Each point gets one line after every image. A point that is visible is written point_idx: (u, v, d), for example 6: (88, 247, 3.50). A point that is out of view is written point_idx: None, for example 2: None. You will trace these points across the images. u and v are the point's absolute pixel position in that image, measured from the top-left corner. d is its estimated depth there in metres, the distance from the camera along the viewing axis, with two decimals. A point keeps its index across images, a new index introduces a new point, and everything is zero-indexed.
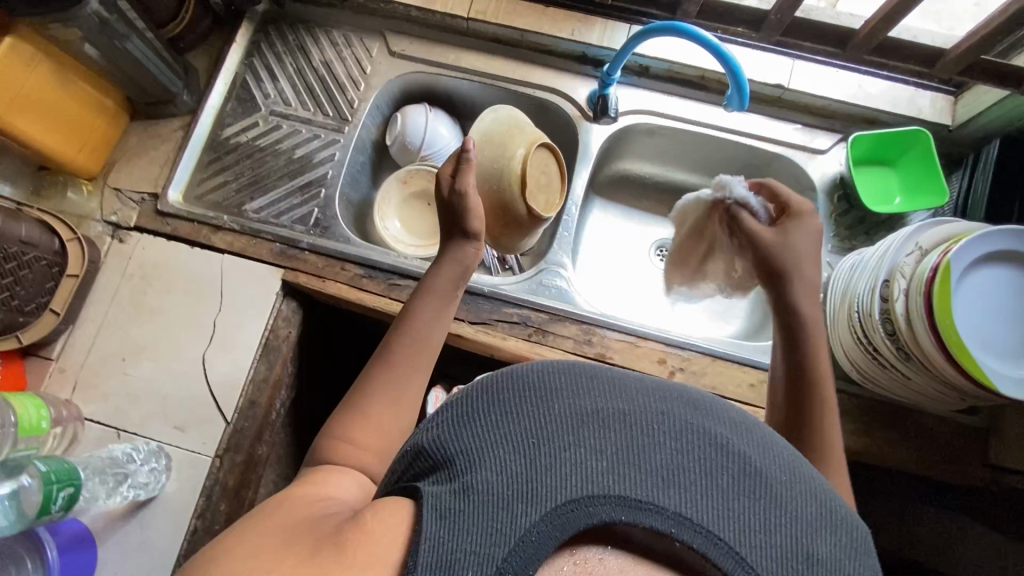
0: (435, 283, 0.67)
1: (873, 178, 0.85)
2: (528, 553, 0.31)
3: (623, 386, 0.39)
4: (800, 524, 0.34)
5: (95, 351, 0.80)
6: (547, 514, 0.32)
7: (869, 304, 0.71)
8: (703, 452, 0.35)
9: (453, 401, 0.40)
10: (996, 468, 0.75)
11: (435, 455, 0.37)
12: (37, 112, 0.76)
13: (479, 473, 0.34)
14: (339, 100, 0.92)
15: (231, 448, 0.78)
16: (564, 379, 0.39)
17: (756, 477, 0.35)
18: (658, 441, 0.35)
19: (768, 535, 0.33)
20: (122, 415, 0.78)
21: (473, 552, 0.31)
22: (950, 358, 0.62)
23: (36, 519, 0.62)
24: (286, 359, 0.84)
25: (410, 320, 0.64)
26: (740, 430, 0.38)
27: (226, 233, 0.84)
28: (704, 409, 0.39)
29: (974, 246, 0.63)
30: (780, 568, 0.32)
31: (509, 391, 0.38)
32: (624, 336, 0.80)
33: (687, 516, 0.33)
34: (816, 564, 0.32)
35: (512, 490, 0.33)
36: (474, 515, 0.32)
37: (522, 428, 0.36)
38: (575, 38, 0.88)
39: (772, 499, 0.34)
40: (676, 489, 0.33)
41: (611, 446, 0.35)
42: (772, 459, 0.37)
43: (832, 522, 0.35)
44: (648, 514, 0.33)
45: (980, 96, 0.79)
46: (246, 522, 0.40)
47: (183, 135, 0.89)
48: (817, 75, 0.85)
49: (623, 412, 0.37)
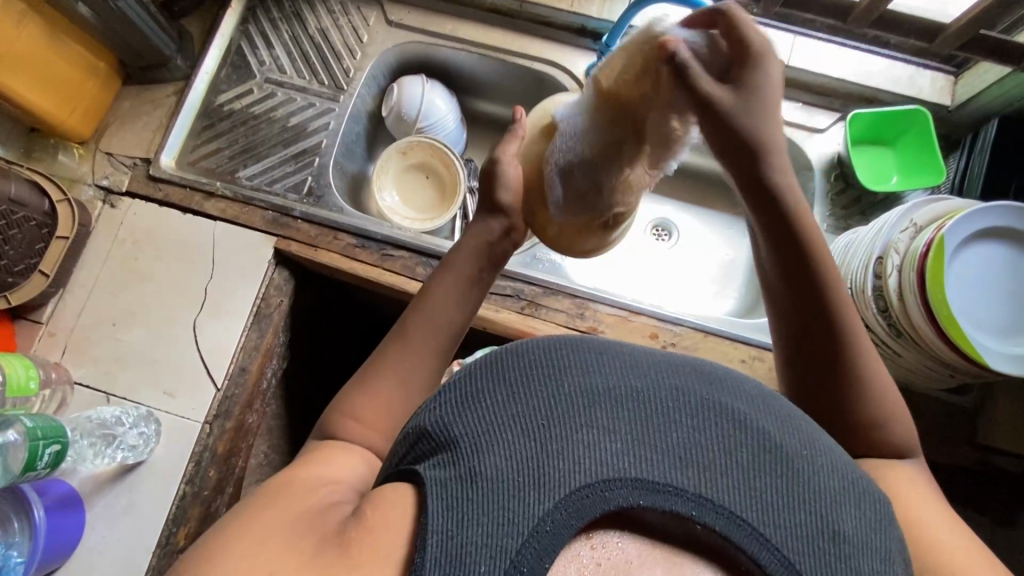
0: (459, 260, 0.62)
1: (870, 158, 0.85)
2: (543, 542, 0.32)
3: (635, 363, 0.39)
4: (824, 500, 0.34)
5: (85, 315, 0.80)
6: (561, 500, 0.33)
7: (863, 281, 0.71)
8: (722, 430, 0.36)
9: (457, 380, 0.41)
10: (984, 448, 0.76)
11: (438, 436, 0.37)
12: (26, 70, 0.75)
13: (488, 458, 0.34)
14: (335, 68, 0.91)
15: (221, 415, 0.78)
16: (571, 358, 0.39)
17: (775, 453, 0.36)
18: (675, 420, 0.36)
19: (792, 514, 0.34)
20: (112, 379, 0.78)
21: (484, 544, 0.31)
22: (941, 333, 0.62)
23: (20, 476, 0.59)
24: (278, 327, 0.83)
25: (427, 303, 0.59)
26: (757, 405, 0.38)
27: (219, 200, 0.84)
28: (718, 386, 0.39)
29: (969, 222, 0.63)
30: (805, 545, 0.33)
31: (514, 370, 0.39)
32: (617, 310, 0.80)
33: (708, 498, 0.33)
34: (842, 541, 0.33)
35: (523, 477, 0.33)
36: (483, 504, 0.33)
37: (531, 410, 0.36)
38: (575, 10, 0.88)
39: (793, 476, 0.35)
40: (695, 470, 0.34)
41: (625, 426, 0.36)
42: (792, 432, 0.37)
43: (856, 495, 0.36)
44: (668, 497, 0.33)
45: (981, 75, 0.79)
46: (248, 514, 0.40)
47: (177, 101, 0.88)
48: (818, 52, 0.84)
49: (634, 393, 0.37)
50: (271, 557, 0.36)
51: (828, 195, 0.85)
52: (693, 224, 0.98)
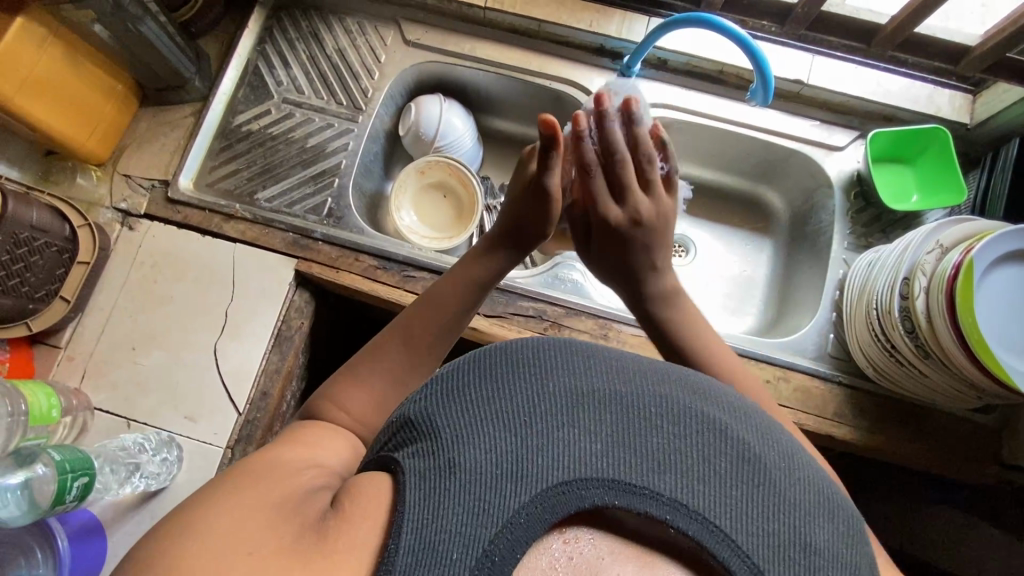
0: (461, 271, 0.63)
1: (890, 176, 0.85)
2: (514, 535, 0.31)
3: (623, 368, 0.39)
4: (800, 512, 0.34)
5: (105, 339, 0.79)
6: (536, 495, 0.32)
7: (889, 302, 0.71)
8: (705, 437, 0.35)
9: (444, 373, 0.40)
10: (1010, 468, 0.76)
11: (421, 426, 0.36)
12: (48, 96, 0.75)
13: (468, 450, 0.33)
14: (352, 88, 0.91)
15: (243, 439, 0.77)
16: (559, 358, 0.39)
17: (755, 463, 0.35)
18: (657, 425, 0.35)
19: (766, 522, 0.33)
20: (133, 405, 0.77)
21: (455, 534, 0.31)
22: (971, 355, 0.62)
23: (50, 510, 0.58)
24: (299, 349, 0.83)
25: (427, 308, 0.60)
26: (740, 415, 0.38)
27: (239, 222, 0.83)
28: (703, 395, 0.38)
29: (997, 244, 0.63)
30: (777, 556, 0.32)
31: (501, 367, 0.38)
32: (640, 331, 0.80)
33: (682, 502, 0.33)
34: (815, 554, 0.32)
35: (501, 470, 0.33)
36: (458, 494, 0.32)
37: (514, 406, 0.36)
38: (594, 30, 0.87)
39: (772, 487, 0.34)
40: (672, 475, 0.33)
41: (606, 428, 0.35)
42: (772, 445, 0.37)
43: (830, 508, 0.35)
44: (643, 499, 0.32)
45: (1000, 94, 0.79)
46: (231, 485, 0.37)
47: (194, 122, 0.88)
48: (838, 72, 0.84)
49: (618, 393, 0.37)
50: (252, 528, 0.33)
51: (848, 213, 0.85)
52: (708, 241, 0.98)
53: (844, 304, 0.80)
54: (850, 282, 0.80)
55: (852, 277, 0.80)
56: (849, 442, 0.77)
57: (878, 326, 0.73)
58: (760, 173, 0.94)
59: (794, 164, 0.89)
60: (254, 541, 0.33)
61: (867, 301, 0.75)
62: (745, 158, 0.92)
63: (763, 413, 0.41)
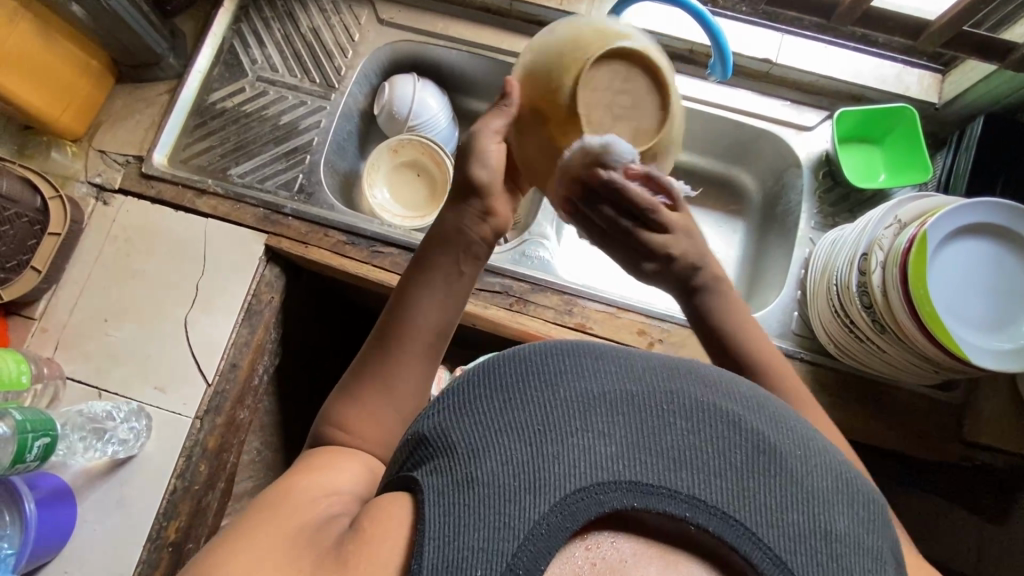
0: (432, 257, 0.57)
1: (857, 156, 0.85)
2: (540, 545, 0.32)
3: (632, 365, 0.39)
4: (818, 500, 0.34)
5: (78, 311, 0.80)
6: (556, 504, 0.32)
7: (847, 277, 0.71)
8: (716, 431, 0.36)
9: (454, 386, 0.40)
10: (970, 445, 0.76)
11: (435, 442, 0.37)
12: (20, 70, 0.76)
13: (484, 464, 0.34)
14: (326, 67, 0.92)
15: (212, 410, 0.78)
16: (568, 360, 0.39)
17: (770, 453, 0.35)
18: (669, 423, 0.36)
19: (786, 513, 0.33)
20: (103, 375, 0.78)
21: (481, 548, 0.31)
22: (922, 327, 0.63)
23: (10, 468, 0.60)
24: (269, 324, 0.84)
25: (403, 304, 0.56)
26: (752, 406, 0.38)
27: (211, 198, 0.84)
28: (714, 386, 0.39)
29: (951, 219, 0.63)
30: (798, 546, 0.33)
31: (511, 374, 0.38)
32: (604, 307, 0.80)
33: (701, 499, 0.33)
34: (835, 540, 0.33)
35: (519, 482, 0.33)
36: (479, 508, 0.32)
37: (527, 415, 0.36)
38: (564, 8, 0.88)
39: (788, 476, 0.35)
40: (689, 472, 0.34)
41: (619, 430, 0.35)
42: (786, 432, 0.37)
43: (848, 495, 0.35)
44: (662, 499, 0.33)
45: (967, 72, 0.79)
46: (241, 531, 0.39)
47: (169, 99, 0.89)
48: (806, 50, 0.84)
49: (630, 394, 0.37)
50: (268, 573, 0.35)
51: (816, 192, 0.85)
52: None
53: (807, 284, 0.81)
54: (813, 261, 0.80)
55: (816, 255, 0.80)
56: None
57: (836, 300, 0.73)
58: (732, 154, 0.94)
59: (764, 145, 0.89)
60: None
61: (828, 278, 0.75)
62: (715, 139, 0.92)
63: (775, 399, 0.40)
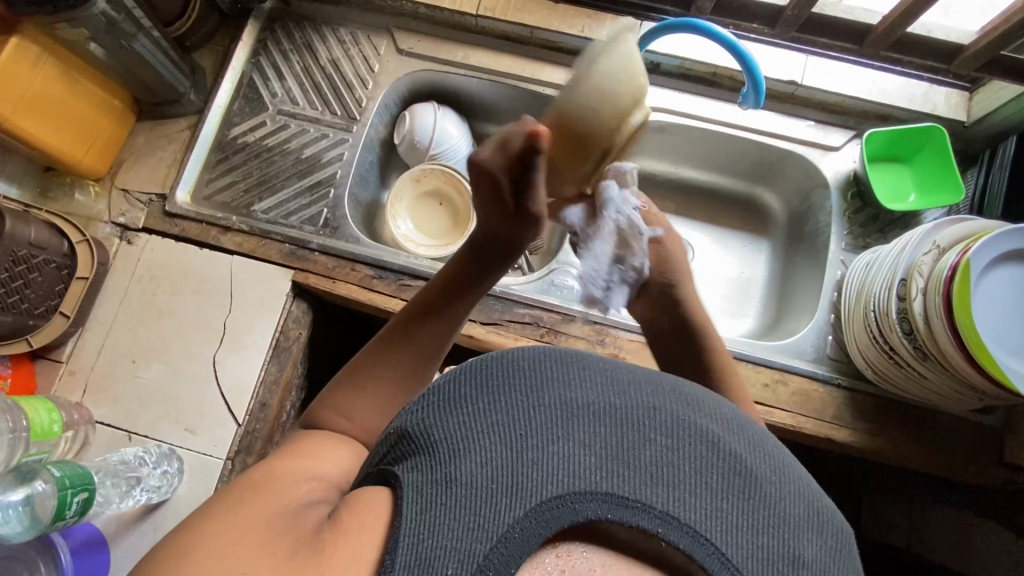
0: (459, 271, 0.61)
1: (887, 176, 0.84)
2: (512, 548, 0.33)
3: (617, 380, 0.42)
4: (790, 525, 0.37)
5: (105, 353, 0.80)
6: (531, 509, 0.34)
7: (886, 304, 0.71)
8: (695, 450, 0.39)
9: (439, 385, 0.42)
10: (1013, 468, 0.75)
11: (418, 440, 0.38)
12: (44, 114, 0.75)
13: (464, 464, 0.35)
14: (346, 98, 0.91)
15: (243, 450, 0.77)
16: (556, 371, 0.41)
17: (744, 476, 0.38)
18: (649, 438, 0.38)
19: (752, 534, 0.36)
20: (133, 418, 0.78)
21: (454, 548, 0.33)
22: (968, 357, 0.62)
23: (50, 525, 0.59)
24: (297, 360, 0.83)
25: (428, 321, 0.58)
26: (731, 429, 0.41)
27: (236, 234, 0.84)
28: (697, 408, 0.42)
29: (993, 245, 0.62)
30: (761, 567, 0.35)
31: (501, 381, 0.40)
32: (637, 336, 0.80)
33: (674, 515, 0.36)
34: (802, 566, 0.36)
35: (497, 485, 0.35)
36: (456, 508, 0.34)
37: (511, 420, 0.38)
38: (586, 35, 0.88)
39: (760, 498, 0.38)
40: (665, 488, 0.36)
41: (600, 441, 0.37)
42: (760, 457, 0.40)
43: (819, 523, 0.38)
44: (637, 513, 0.35)
45: (996, 91, 0.78)
46: (225, 504, 0.38)
47: (190, 135, 0.89)
48: (832, 72, 0.84)
49: (613, 406, 0.40)
50: (248, 550, 0.34)
51: (845, 213, 0.84)
52: (706, 243, 0.98)
53: (842, 309, 0.80)
54: (847, 287, 0.79)
55: (850, 278, 0.79)
56: (849, 445, 0.77)
57: (875, 328, 0.72)
58: (754, 174, 0.94)
59: (790, 165, 0.88)
60: (249, 562, 0.33)
61: (865, 303, 0.74)
62: (740, 161, 0.92)
63: (755, 424, 0.44)
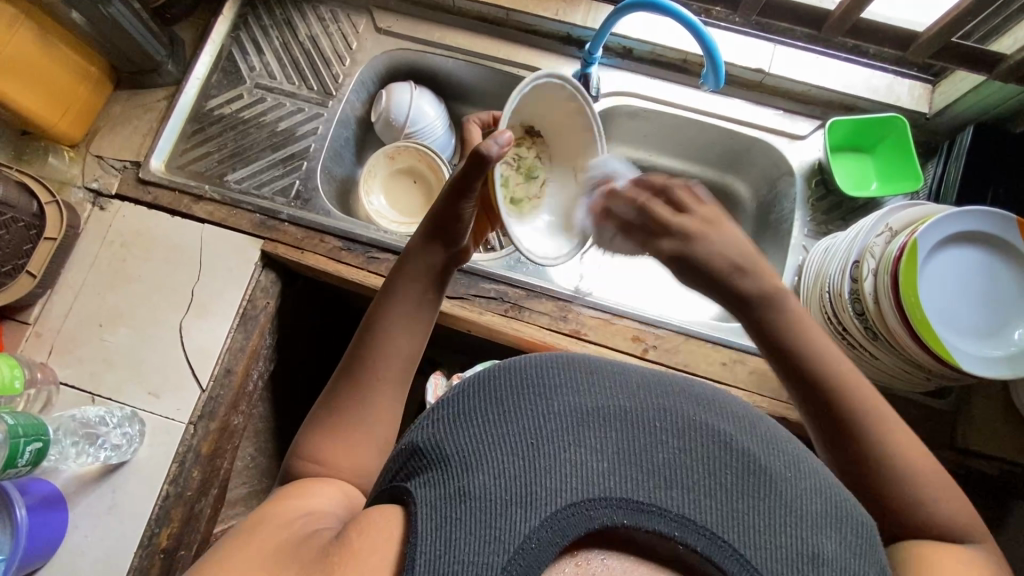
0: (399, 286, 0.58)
1: (850, 165, 0.86)
2: (528, 559, 0.31)
3: (625, 383, 0.40)
4: (806, 523, 0.34)
5: (73, 316, 0.80)
6: (547, 519, 0.32)
7: (839, 284, 0.72)
8: (707, 451, 0.36)
9: (448, 400, 0.41)
10: (964, 453, 0.76)
11: (430, 454, 0.37)
12: (20, 77, 0.76)
13: (477, 476, 0.34)
14: (324, 74, 0.93)
15: (205, 415, 0.78)
16: (562, 377, 0.39)
17: (760, 474, 0.35)
18: (659, 441, 0.36)
19: (772, 535, 0.33)
20: (97, 380, 0.78)
21: (470, 561, 0.31)
22: (913, 333, 0.63)
23: (2, 473, 0.60)
24: (264, 329, 0.84)
25: (370, 342, 0.56)
26: (744, 426, 0.39)
27: (207, 204, 0.85)
28: (707, 407, 0.39)
29: (939, 228, 0.64)
30: (787, 568, 0.32)
31: (508, 390, 0.39)
32: (598, 313, 0.81)
33: (691, 518, 0.33)
34: (823, 564, 0.32)
35: (511, 495, 0.33)
36: (471, 521, 0.32)
37: (521, 429, 0.36)
38: (560, 18, 0.89)
39: (776, 497, 0.35)
40: (679, 490, 0.34)
41: (611, 446, 0.36)
42: (774, 453, 0.37)
43: (837, 518, 0.35)
44: (652, 517, 0.33)
45: (957, 83, 0.80)
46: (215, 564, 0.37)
47: (167, 106, 0.90)
48: (799, 61, 0.85)
49: (623, 410, 0.38)
50: None
51: (809, 200, 0.86)
52: None
53: (800, 292, 0.81)
54: (806, 269, 0.80)
55: (809, 262, 0.80)
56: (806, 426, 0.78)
57: (830, 308, 0.73)
58: (724, 161, 0.95)
59: (758, 153, 0.90)
60: None
61: (821, 285, 0.76)
62: (710, 147, 0.93)
63: (769, 421, 0.41)
